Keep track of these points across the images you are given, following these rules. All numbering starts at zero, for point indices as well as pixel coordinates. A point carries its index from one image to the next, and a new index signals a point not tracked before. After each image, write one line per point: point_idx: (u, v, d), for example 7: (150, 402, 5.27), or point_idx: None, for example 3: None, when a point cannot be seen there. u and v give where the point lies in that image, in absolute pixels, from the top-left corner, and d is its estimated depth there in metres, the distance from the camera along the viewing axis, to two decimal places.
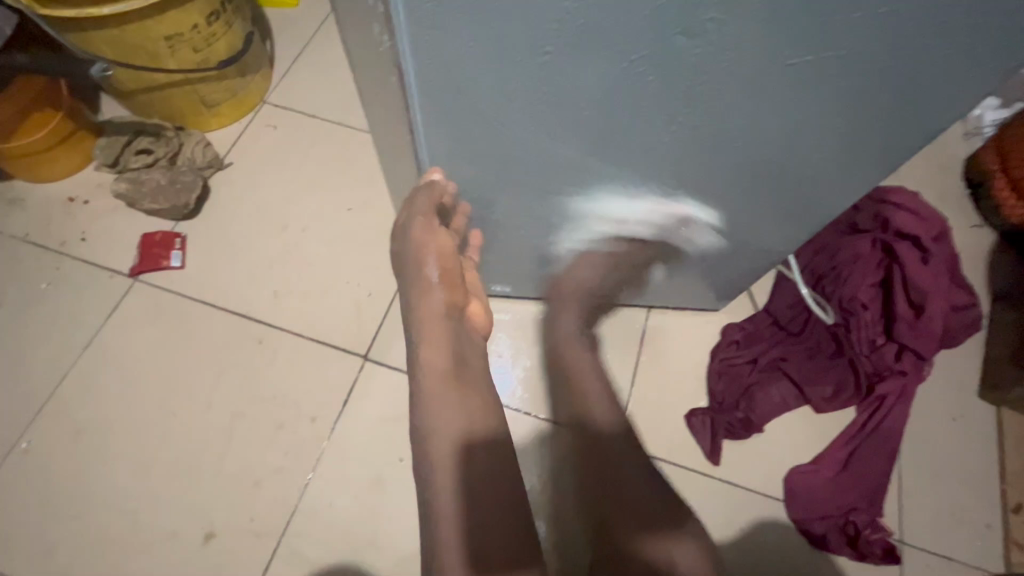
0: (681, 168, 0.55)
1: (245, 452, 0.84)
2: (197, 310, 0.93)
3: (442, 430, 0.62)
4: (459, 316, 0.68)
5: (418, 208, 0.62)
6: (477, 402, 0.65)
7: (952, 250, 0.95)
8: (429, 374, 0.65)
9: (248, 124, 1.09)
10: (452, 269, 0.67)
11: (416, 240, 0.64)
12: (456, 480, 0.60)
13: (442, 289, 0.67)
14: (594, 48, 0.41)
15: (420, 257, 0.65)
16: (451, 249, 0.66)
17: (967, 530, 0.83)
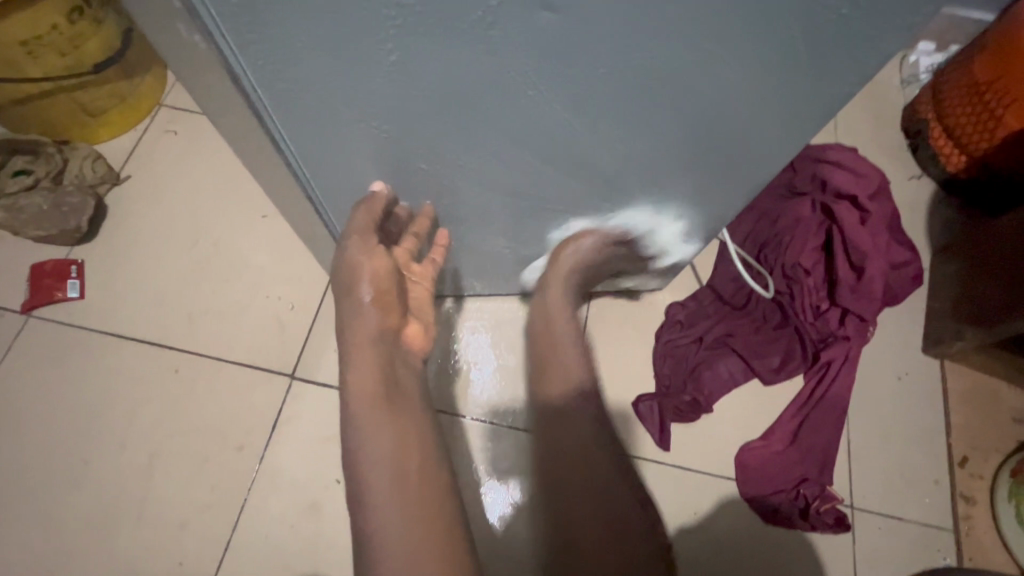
0: (579, 153, 0.52)
1: (168, 491, 0.78)
2: (102, 343, 0.86)
3: (372, 476, 0.51)
4: (394, 339, 0.58)
5: (355, 225, 0.58)
6: (412, 431, 0.53)
7: (890, 206, 0.94)
8: (359, 399, 0.53)
9: (144, 131, 0.99)
10: (387, 288, 0.58)
11: (350, 260, 0.56)
12: (396, 523, 0.49)
13: (375, 307, 0.56)
14: (437, 32, 0.37)
15: (351, 275, 0.56)
16: (391, 268, 0.58)
17: (915, 489, 0.83)
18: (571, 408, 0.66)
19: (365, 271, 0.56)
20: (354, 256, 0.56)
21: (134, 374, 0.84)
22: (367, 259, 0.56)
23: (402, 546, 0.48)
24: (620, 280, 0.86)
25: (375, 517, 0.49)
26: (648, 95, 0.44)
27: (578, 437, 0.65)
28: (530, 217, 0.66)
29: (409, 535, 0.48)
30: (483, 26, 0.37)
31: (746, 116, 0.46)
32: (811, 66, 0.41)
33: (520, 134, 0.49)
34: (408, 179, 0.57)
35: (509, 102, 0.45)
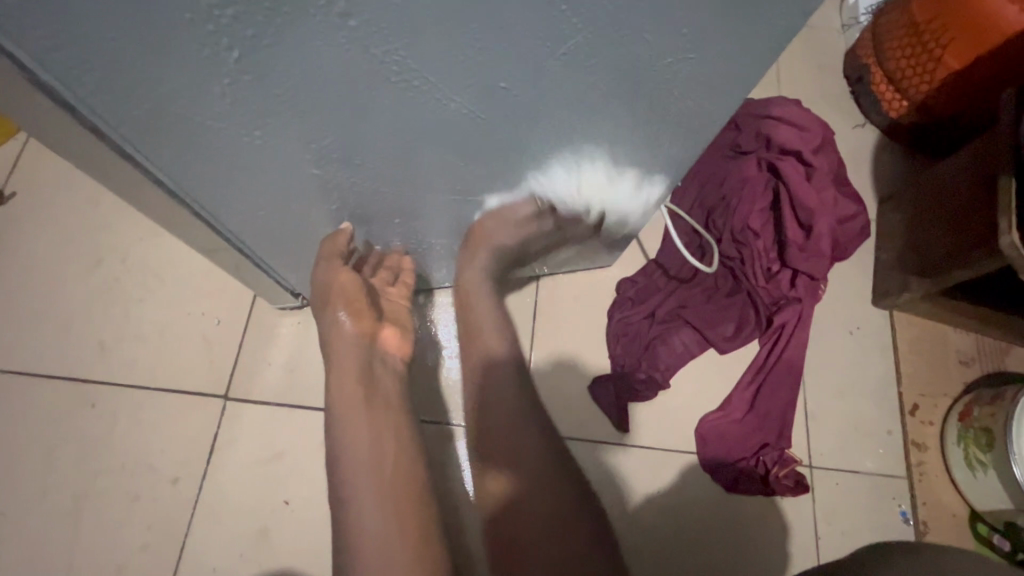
0: (491, 139, 0.47)
1: (102, 536, 0.72)
2: (3, 383, 0.77)
3: (350, 469, 0.57)
4: (372, 342, 0.65)
5: (322, 251, 0.64)
6: (391, 425, 0.61)
7: (835, 159, 0.91)
8: (343, 396, 0.61)
9: (25, 142, 0.88)
10: (360, 300, 0.65)
11: (324, 279, 0.65)
12: (374, 508, 0.55)
13: (348, 317, 0.64)
14: (281, 18, 0.31)
15: (327, 297, 0.65)
16: (359, 285, 0.65)
17: (869, 441, 0.84)
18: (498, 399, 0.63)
19: (334, 288, 0.64)
20: (327, 279, 0.65)
21: (46, 414, 0.76)
22: (334, 279, 0.64)
23: (383, 523, 0.54)
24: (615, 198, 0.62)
25: (358, 504, 0.55)
26: (550, 76, 0.39)
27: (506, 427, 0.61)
28: (452, 211, 0.61)
29: (390, 515, 0.55)
30: (332, 4, 0.31)
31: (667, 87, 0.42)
32: (722, 32, 0.36)
33: (415, 125, 0.43)
34: (304, 184, 0.51)
35: (391, 89, 0.39)
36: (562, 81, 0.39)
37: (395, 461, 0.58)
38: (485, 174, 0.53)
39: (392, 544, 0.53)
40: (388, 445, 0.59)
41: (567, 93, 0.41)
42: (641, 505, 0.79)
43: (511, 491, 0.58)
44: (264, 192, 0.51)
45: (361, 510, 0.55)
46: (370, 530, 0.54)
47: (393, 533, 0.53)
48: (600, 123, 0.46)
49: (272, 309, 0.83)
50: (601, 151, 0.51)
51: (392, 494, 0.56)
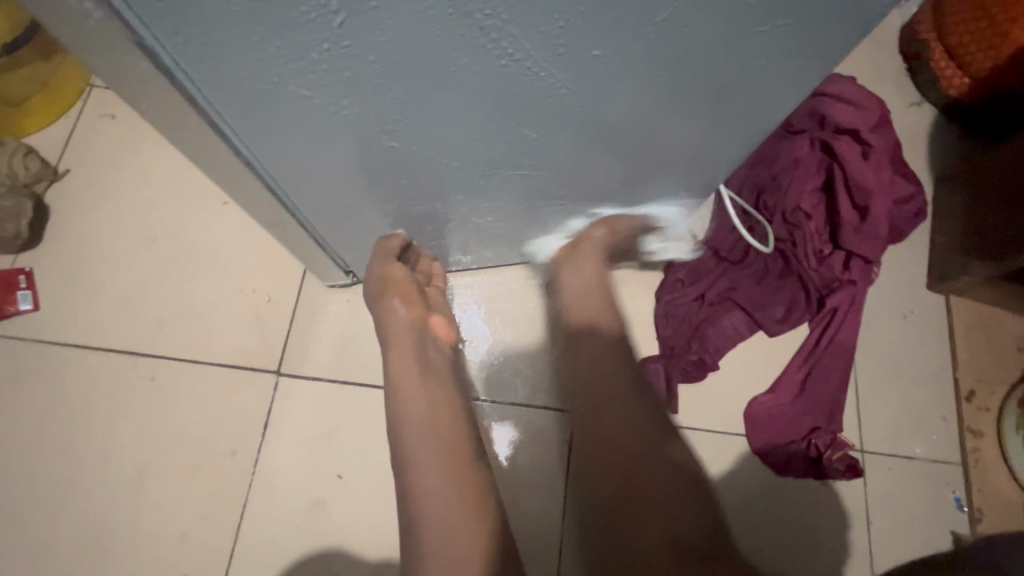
0: (571, 110, 0.46)
1: (163, 505, 0.74)
2: (65, 356, 0.79)
3: (408, 434, 0.61)
4: (423, 327, 0.69)
5: (382, 245, 0.69)
6: (444, 397, 0.64)
7: (892, 138, 0.89)
8: (399, 372, 0.65)
9: (77, 119, 0.89)
10: (412, 289, 0.69)
11: (377, 274, 0.69)
12: (434, 467, 0.59)
13: (402, 305, 0.68)
14: None
15: (381, 287, 0.68)
16: (408, 277, 0.69)
17: (922, 426, 0.83)
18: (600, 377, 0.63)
19: (387, 278, 0.68)
20: (381, 271, 0.69)
21: (107, 385, 0.78)
22: (387, 271, 0.68)
23: (440, 495, 0.57)
24: (679, 170, 0.61)
25: (415, 476, 0.58)
26: (645, 39, 0.38)
27: (608, 407, 0.61)
28: (515, 189, 0.60)
29: (449, 487, 0.58)
30: None
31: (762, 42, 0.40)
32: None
33: (499, 97, 0.43)
34: (377, 161, 0.51)
35: (481, 59, 0.38)
36: (655, 38, 0.38)
37: (449, 438, 0.61)
38: (557, 149, 0.52)
39: (449, 515, 0.56)
40: (441, 412, 0.63)
41: (657, 54, 0.40)
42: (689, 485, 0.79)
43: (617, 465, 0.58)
44: (337, 167, 0.51)
45: (419, 481, 0.58)
46: (431, 500, 0.57)
47: (448, 503, 0.57)
48: (685, 85, 0.45)
49: (322, 287, 0.83)
50: (677, 116, 0.49)
51: (451, 464, 0.59)
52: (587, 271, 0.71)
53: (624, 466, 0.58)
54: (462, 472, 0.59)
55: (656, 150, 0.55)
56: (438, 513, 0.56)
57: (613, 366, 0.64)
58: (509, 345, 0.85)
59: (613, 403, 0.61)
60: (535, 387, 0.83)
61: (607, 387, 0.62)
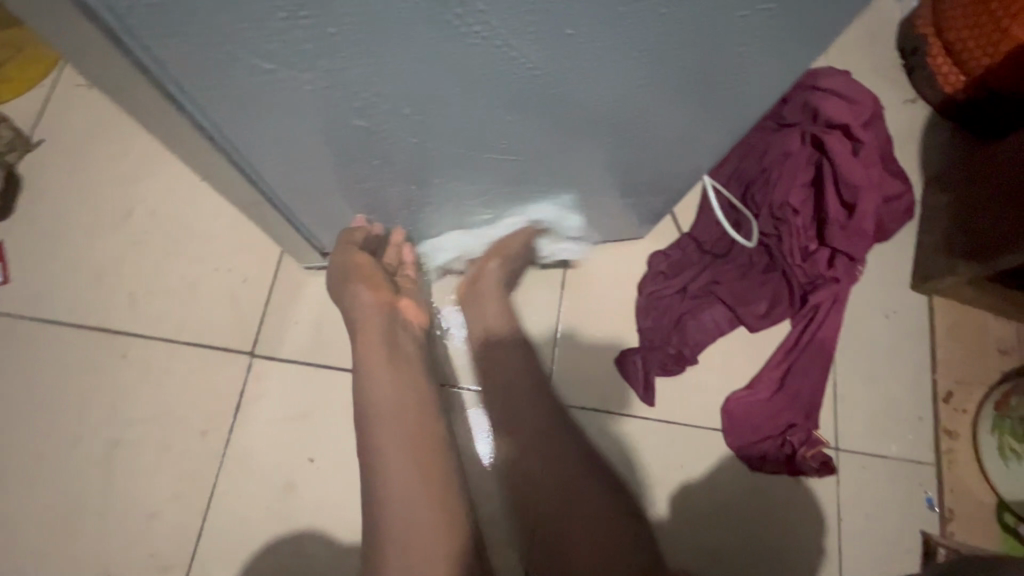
0: (547, 92, 0.44)
1: (132, 484, 0.74)
2: (35, 332, 0.78)
3: (375, 429, 0.62)
4: (392, 311, 0.68)
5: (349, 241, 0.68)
6: (412, 386, 0.66)
7: (883, 134, 0.87)
8: (367, 360, 0.65)
9: (51, 87, 0.86)
10: (377, 275, 0.68)
11: (341, 263, 0.67)
12: (398, 459, 0.60)
13: (368, 291, 0.66)
14: None
15: (347, 276, 0.67)
16: (372, 263, 0.68)
17: (899, 425, 0.83)
18: (528, 418, 0.70)
19: (353, 268, 0.66)
20: (344, 259, 0.67)
21: (78, 363, 0.77)
22: (351, 260, 0.67)
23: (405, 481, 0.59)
24: (659, 157, 0.60)
25: (382, 465, 0.60)
26: (621, 20, 0.37)
27: (546, 444, 0.68)
28: (493, 173, 0.59)
29: (413, 476, 0.60)
30: None
31: (742, 26, 0.39)
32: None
33: (470, 75, 0.41)
34: (347, 140, 0.49)
35: (448, 34, 0.36)
36: (633, 18, 0.37)
37: (416, 429, 0.63)
38: (533, 132, 0.51)
39: (412, 509, 0.58)
40: (409, 406, 0.64)
41: (634, 34, 0.39)
42: (663, 476, 0.79)
43: (554, 490, 0.65)
44: (306, 145, 0.49)
45: (384, 466, 0.60)
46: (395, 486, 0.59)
47: (413, 492, 0.59)
48: (664, 69, 0.43)
49: (299, 269, 0.82)
50: (656, 102, 0.48)
51: (413, 451, 0.61)
52: (491, 308, 0.75)
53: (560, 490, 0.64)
54: (425, 468, 0.61)
55: (635, 137, 0.54)
56: (404, 494, 0.59)
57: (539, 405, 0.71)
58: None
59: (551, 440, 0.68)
60: None
61: (529, 427, 0.69)
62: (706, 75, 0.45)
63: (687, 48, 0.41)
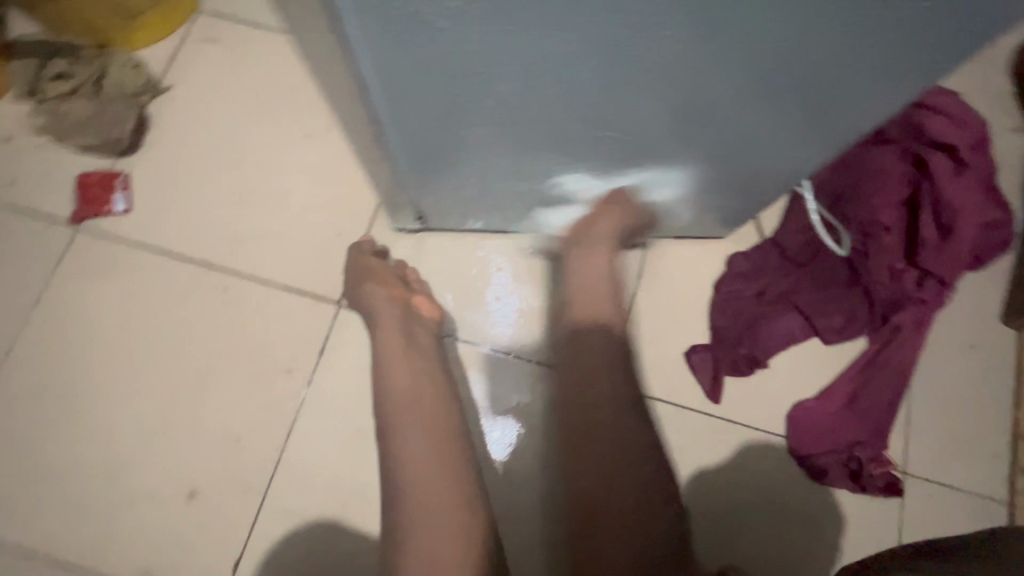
0: (686, 81, 0.46)
1: (219, 409, 0.79)
2: (148, 259, 0.85)
3: (395, 410, 0.66)
4: (404, 305, 0.73)
5: (364, 254, 0.80)
6: (426, 375, 0.69)
7: (989, 160, 0.85)
8: (385, 351, 0.70)
9: (184, 39, 0.93)
10: (388, 275, 0.76)
11: (359, 267, 0.78)
12: (416, 442, 0.63)
13: (379, 287, 0.74)
14: None
15: (359, 278, 0.77)
16: (383, 266, 0.77)
17: (972, 458, 0.80)
18: (606, 377, 0.71)
19: (365, 271, 0.76)
20: (359, 265, 0.78)
21: (184, 293, 0.83)
22: (363, 267, 0.77)
23: (420, 471, 0.61)
24: (771, 161, 0.60)
25: (400, 445, 0.63)
26: (783, 25, 0.38)
27: (602, 407, 0.69)
28: (602, 154, 0.60)
29: (431, 462, 0.62)
30: None
31: (897, 40, 0.40)
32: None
33: (621, 60, 0.43)
34: (481, 109, 0.51)
35: (616, 15, 0.38)
36: (797, 21, 0.38)
37: (431, 409, 0.66)
38: (657, 117, 0.52)
39: (432, 483, 0.60)
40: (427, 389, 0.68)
41: (792, 33, 0.39)
42: (716, 471, 0.81)
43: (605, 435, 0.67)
44: (442, 111, 0.52)
45: (400, 455, 0.62)
46: (411, 474, 0.61)
47: (431, 473, 0.61)
48: (809, 72, 0.44)
49: (390, 229, 0.86)
50: (789, 105, 0.49)
51: (432, 437, 0.64)
52: (599, 258, 0.76)
53: (587, 440, 0.68)
54: (446, 449, 0.63)
55: (755, 135, 0.54)
56: (418, 500, 0.59)
57: (608, 351, 0.72)
58: (530, 308, 0.86)
59: (613, 465, 0.65)
60: None
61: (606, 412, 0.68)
62: (849, 83, 0.45)
63: (840, 54, 0.41)
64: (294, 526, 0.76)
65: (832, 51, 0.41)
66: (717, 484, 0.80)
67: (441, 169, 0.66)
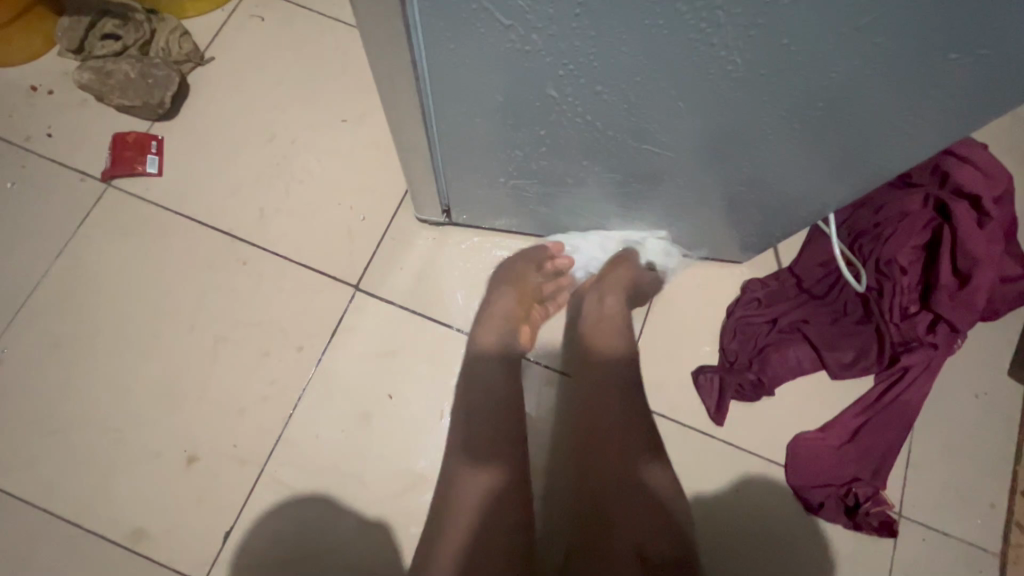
0: (733, 95, 0.47)
1: (228, 378, 0.80)
2: (174, 224, 0.86)
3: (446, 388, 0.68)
4: (515, 325, 0.78)
5: (536, 254, 0.81)
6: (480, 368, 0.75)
7: (1011, 214, 0.86)
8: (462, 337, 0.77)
9: (231, 13, 0.95)
10: (527, 292, 0.79)
11: (510, 268, 0.80)
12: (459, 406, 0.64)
13: (512, 298, 0.78)
14: None
15: (514, 277, 0.79)
16: (528, 281, 0.80)
17: (967, 506, 0.80)
18: (602, 374, 0.72)
19: (515, 276, 0.79)
20: (513, 268, 0.80)
21: (205, 261, 0.84)
22: (517, 270, 0.80)
23: None
24: (802, 187, 0.62)
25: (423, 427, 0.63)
26: (830, 45, 0.40)
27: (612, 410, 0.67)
28: (637, 164, 0.62)
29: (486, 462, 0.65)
30: None
31: (942, 67, 0.42)
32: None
33: (674, 66, 0.44)
34: (528, 106, 0.53)
35: (685, 19, 0.40)
36: (847, 38, 0.40)
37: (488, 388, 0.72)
38: (697, 132, 0.53)
39: None
40: None
41: (842, 52, 0.41)
42: (711, 494, 0.81)
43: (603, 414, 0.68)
44: (490, 105, 0.54)
45: None
46: None
47: None
48: (854, 93, 0.45)
49: (413, 220, 0.87)
50: (828, 128, 0.50)
51: None
52: (609, 301, 0.77)
53: (594, 438, 0.67)
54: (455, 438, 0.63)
55: (789, 156, 0.56)
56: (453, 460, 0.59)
57: (617, 383, 0.70)
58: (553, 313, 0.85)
59: (615, 454, 0.63)
60: None
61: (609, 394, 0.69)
62: (890, 110, 0.47)
63: (886, 75, 0.43)
64: (289, 503, 0.76)
65: (877, 72, 0.43)
66: (712, 506, 0.81)
67: (476, 165, 0.67)
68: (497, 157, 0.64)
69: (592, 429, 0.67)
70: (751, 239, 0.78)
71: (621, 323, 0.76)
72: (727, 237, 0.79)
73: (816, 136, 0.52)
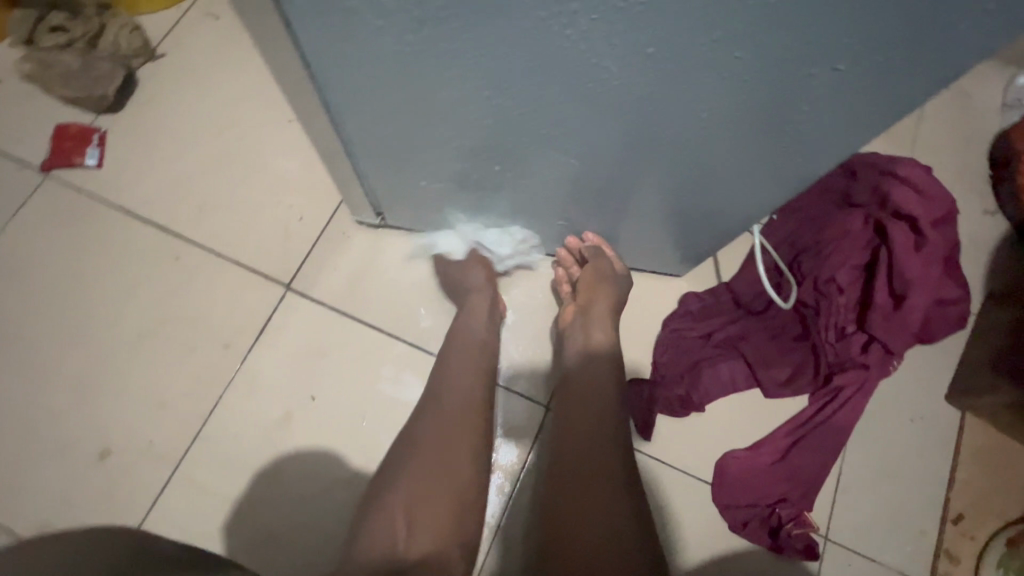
0: (626, 109, 0.46)
1: (151, 373, 0.79)
2: (109, 216, 0.85)
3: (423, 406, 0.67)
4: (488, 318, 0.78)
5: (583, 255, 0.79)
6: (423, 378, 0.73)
7: (952, 238, 0.85)
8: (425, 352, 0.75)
9: (185, 12, 0.95)
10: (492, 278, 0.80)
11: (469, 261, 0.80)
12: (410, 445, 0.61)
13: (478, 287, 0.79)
14: None
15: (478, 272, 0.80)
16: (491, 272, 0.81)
17: (897, 533, 0.79)
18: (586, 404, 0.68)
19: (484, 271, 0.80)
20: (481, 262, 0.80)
21: (137, 254, 0.84)
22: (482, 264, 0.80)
23: None
24: (720, 203, 0.60)
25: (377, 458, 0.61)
26: (703, 65, 0.39)
27: (597, 466, 0.60)
28: (555, 173, 0.60)
29: (436, 496, 0.59)
30: None
31: (826, 93, 0.40)
32: (898, 51, 0.35)
33: (554, 79, 0.43)
34: (426, 112, 0.52)
35: (544, 31, 0.38)
36: (721, 59, 0.38)
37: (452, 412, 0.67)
38: (600, 144, 0.52)
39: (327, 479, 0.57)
40: None
41: (721, 73, 0.39)
42: None
43: (579, 448, 0.63)
44: (390, 109, 0.52)
45: None
46: None
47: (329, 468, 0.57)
48: (745, 115, 0.44)
49: (351, 221, 0.87)
50: (730, 148, 0.48)
51: None
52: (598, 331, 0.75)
53: (566, 470, 0.62)
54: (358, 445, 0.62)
55: (700, 173, 0.54)
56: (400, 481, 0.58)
57: (604, 412, 0.66)
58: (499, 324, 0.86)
59: (582, 491, 0.58)
60: (520, 372, 0.85)
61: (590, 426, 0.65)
62: (788, 132, 0.45)
63: (771, 97, 0.41)
64: (201, 503, 0.75)
65: (761, 96, 0.41)
66: None
67: (396, 168, 0.66)
68: (411, 161, 0.63)
69: (563, 463, 0.63)
70: (685, 252, 0.77)
71: (609, 346, 0.74)
72: (662, 249, 0.77)
73: (720, 155, 0.50)
